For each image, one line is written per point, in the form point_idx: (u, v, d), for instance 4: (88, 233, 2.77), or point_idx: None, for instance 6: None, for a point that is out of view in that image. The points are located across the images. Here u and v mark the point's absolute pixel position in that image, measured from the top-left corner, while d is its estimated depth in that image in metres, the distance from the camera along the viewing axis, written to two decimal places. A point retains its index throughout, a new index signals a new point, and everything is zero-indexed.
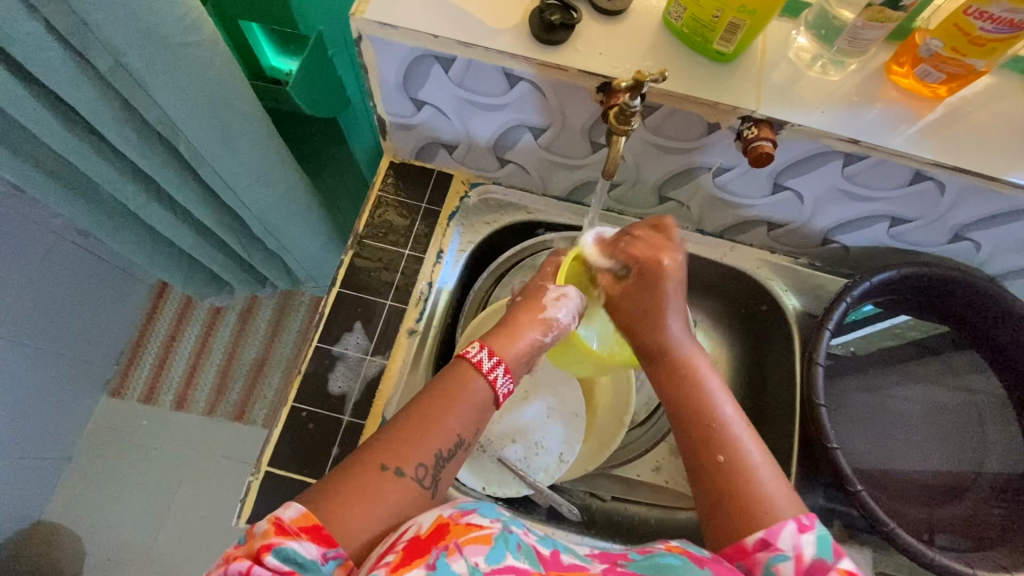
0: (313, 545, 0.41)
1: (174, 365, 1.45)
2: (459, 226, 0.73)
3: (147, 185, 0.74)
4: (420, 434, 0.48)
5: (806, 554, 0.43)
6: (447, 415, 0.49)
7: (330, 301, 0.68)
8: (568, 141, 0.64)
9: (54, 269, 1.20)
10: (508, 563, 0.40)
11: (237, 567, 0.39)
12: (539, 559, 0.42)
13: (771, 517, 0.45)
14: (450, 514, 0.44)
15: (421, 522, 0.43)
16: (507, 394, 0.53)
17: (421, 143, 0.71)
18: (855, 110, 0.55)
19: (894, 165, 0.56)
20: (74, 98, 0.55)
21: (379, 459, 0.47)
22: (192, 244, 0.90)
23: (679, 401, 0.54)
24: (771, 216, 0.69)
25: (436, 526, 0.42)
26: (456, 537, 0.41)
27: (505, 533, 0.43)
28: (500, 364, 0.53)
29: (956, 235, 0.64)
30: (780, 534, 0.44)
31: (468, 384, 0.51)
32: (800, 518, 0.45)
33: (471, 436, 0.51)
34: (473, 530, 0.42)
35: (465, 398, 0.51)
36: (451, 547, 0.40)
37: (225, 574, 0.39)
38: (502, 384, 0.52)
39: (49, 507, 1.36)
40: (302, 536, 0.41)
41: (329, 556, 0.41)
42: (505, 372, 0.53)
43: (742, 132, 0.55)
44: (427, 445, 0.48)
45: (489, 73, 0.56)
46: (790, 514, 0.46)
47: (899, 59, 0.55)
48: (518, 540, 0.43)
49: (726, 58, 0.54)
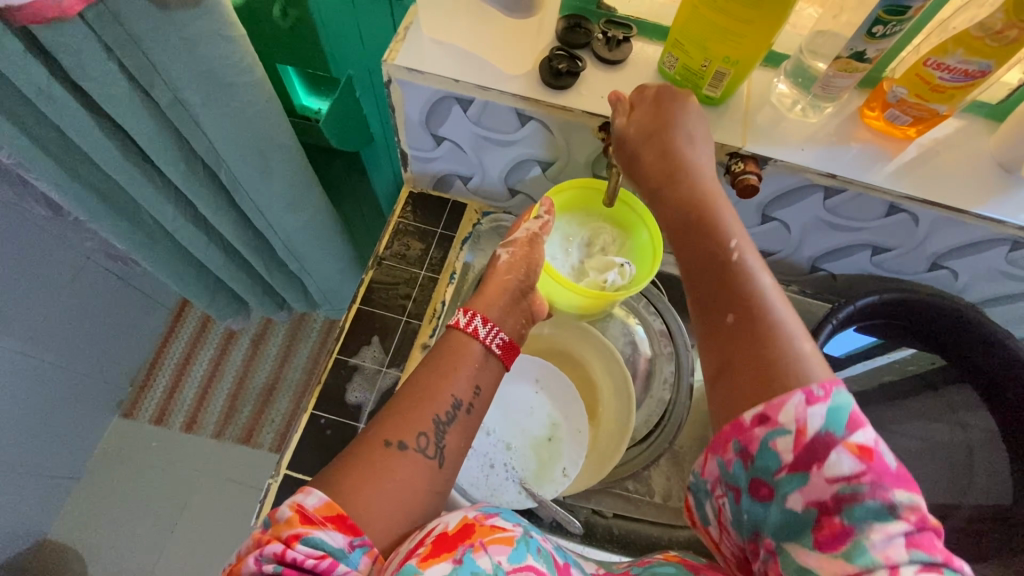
0: (340, 534, 0.44)
1: (187, 386, 1.49)
2: (470, 251, 0.79)
3: (187, 209, 0.81)
4: (418, 406, 0.53)
5: (813, 425, 0.39)
6: (444, 377, 0.55)
7: (351, 316, 0.73)
8: (573, 173, 0.70)
9: (81, 290, 1.26)
10: (528, 563, 0.44)
11: (272, 550, 0.42)
12: (555, 565, 0.46)
13: (778, 388, 0.41)
14: (473, 516, 0.47)
15: (447, 520, 0.46)
16: (499, 343, 0.58)
17: (438, 175, 0.78)
18: (834, 148, 0.61)
19: (870, 198, 0.61)
20: (134, 128, 0.62)
21: (382, 436, 0.51)
22: (219, 265, 0.95)
23: (699, 232, 0.50)
24: (761, 245, 0.74)
25: (462, 526, 0.45)
26: (480, 537, 0.44)
27: (526, 536, 0.46)
28: (477, 316, 0.59)
29: (933, 264, 0.69)
30: (784, 406, 0.40)
31: (463, 349, 0.57)
32: (812, 391, 0.40)
33: (471, 396, 0.55)
34: (496, 532, 0.45)
35: (460, 363, 0.56)
36: (476, 545, 0.44)
37: (259, 558, 0.42)
38: (485, 335, 0.58)
39: (55, 526, 1.38)
40: (328, 525, 0.44)
41: (355, 544, 0.44)
42: (484, 323, 0.59)
43: (730, 167, 0.60)
44: (425, 412, 0.52)
45: (503, 112, 0.62)
46: (799, 384, 0.41)
47: (870, 104, 0.61)
48: (537, 544, 0.46)
49: (715, 101, 0.60)
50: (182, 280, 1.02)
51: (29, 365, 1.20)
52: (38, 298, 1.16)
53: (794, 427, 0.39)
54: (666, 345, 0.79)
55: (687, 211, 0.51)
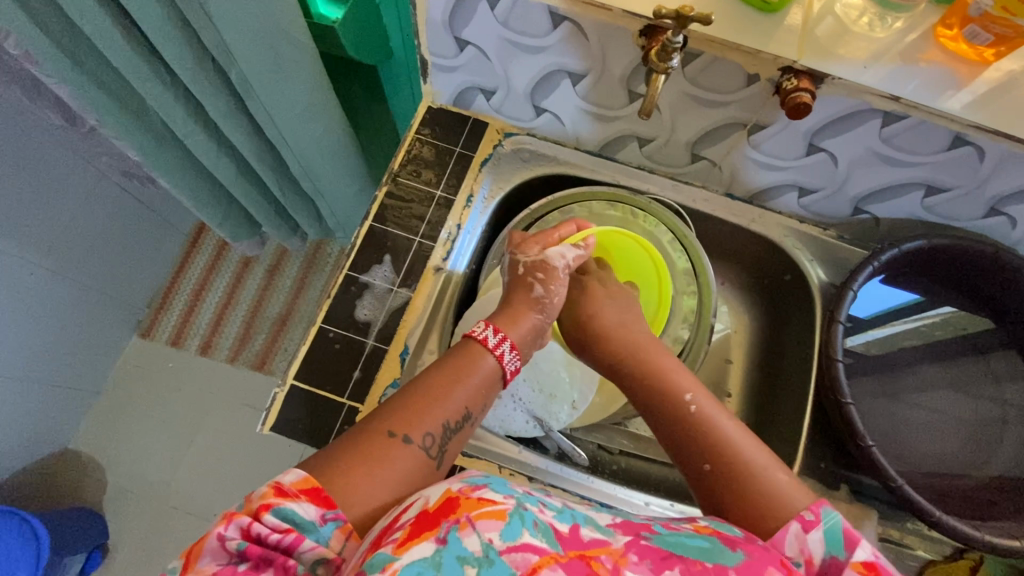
0: (313, 507, 0.40)
1: (202, 311, 1.48)
2: (490, 173, 0.75)
3: (196, 112, 0.77)
4: (429, 405, 0.48)
5: (814, 553, 0.42)
6: (459, 386, 0.50)
7: (363, 232, 0.71)
8: (606, 88, 0.64)
9: (96, 204, 1.24)
10: (523, 542, 0.35)
11: (236, 524, 0.39)
12: (557, 537, 0.37)
13: (774, 524, 0.44)
14: (459, 488, 0.39)
15: (428, 496, 0.39)
16: (514, 369, 0.54)
17: (460, 88, 0.73)
18: (901, 71, 0.54)
19: (932, 128, 0.55)
20: (138, 15, 0.58)
21: (386, 426, 0.46)
22: (231, 178, 0.93)
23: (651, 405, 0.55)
24: (803, 180, 0.69)
25: (444, 501, 0.38)
26: (467, 511, 0.37)
27: (521, 508, 0.38)
28: (507, 341, 0.54)
29: (991, 209, 0.64)
30: (785, 542, 0.43)
31: (479, 360, 0.52)
32: (804, 516, 0.44)
33: (479, 409, 0.51)
34: (486, 504, 0.37)
35: (474, 373, 0.51)
36: (463, 521, 0.36)
37: (223, 532, 0.39)
38: (507, 360, 0.53)
39: (76, 436, 1.40)
40: (302, 497, 0.40)
41: (327, 517, 0.40)
42: (511, 349, 0.54)
43: (781, 84, 0.56)
44: (436, 415, 0.48)
45: (534, 11, 0.57)
46: (791, 514, 0.44)
47: (947, 20, 0.55)
48: (535, 518, 0.38)
49: (771, 7, 0.54)
50: (194, 196, 0.99)
51: (48, 280, 1.19)
52: (52, 210, 1.14)
53: (803, 558, 0.42)
54: (690, 287, 0.72)
55: (638, 377, 0.57)
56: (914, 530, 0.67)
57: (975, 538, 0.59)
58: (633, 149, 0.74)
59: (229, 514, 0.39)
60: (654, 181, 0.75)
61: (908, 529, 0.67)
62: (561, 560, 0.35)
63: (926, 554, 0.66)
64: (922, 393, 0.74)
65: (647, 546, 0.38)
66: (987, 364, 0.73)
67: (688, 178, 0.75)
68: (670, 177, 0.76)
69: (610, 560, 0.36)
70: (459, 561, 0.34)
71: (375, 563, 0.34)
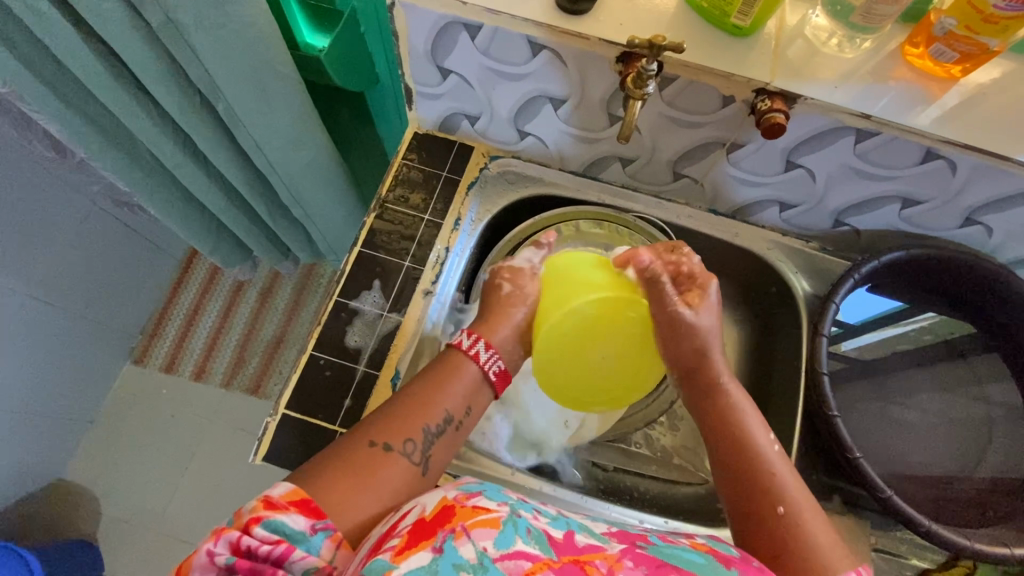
0: (302, 518, 0.43)
1: (195, 336, 1.47)
2: (477, 197, 0.76)
3: (185, 145, 0.78)
4: (411, 414, 0.52)
5: None
6: (439, 393, 0.54)
7: (352, 259, 0.72)
8: (588, 112, 0.66)
9: (88, 233, 1.24)
10: (517, 549, 0.36)
11: (226, 539, 0.41)
12: (550, 542, 0.38)
13: (808, 543, 0.48)
14: (454, 496, 0.40)
15: (425, 504, 0.41)
16: (496, 369, 0.58)
17: (445, 114, 0.74)
18: (870, 89, 0.56)
19: (905, 144, 0.57)
20: (126, 54, 0.59)
21: (370, 436, 0.51)
22: (221, 206, 0.93)
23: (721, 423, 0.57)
24: (784, 196, 0.70)
25: (440, 510, 0.39)
26: (462, 520, 0.37)
27: (514, 517, 0.39)
28: (480, 340, 0.58)
29: (967, 219, 0.65)
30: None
31: (459, 367, 0.57)
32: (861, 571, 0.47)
33: (462, 414, 0.55)
34: (481, 513, 0.38)
35: (455, 380, 0.56)
36: (458, 531, 0.37)
37: (213, 548, 0.41)
38: (485, 360, 0.58)
39: (69, 466, 1.39)
40: (291, 509, 0.43)
41: (317, 527, 0.43)
42: (487, 348, 0.58)
43: (755, 105, 0.57)
44: (418, 422, 0.52)
45: (514, 40, 0.58)
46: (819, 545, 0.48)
47: (914, 39, 0.56)
48: (527, 524, 0.38)
49: (743, 32, 0.56)
50: (184, 224, 1.00)
51: (41, 310, 1.19)
52: (44, 240, 1.14)
53: None
54: None
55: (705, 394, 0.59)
56: (908, 538, 0.67)
57: (966, 547, 0.59)
58: (616, 169, 0.75)
59: (219, 530, 0.42)
60: (638, 199, 0.77)
61: (900, 538, 0.68)
62: (554, 566, 0.35)
63: (919, 563, 0.66)
64: (909, 400, 0.74)
65: (642, 553, 0.39)
66: (971, 368, 0.74)
67: (671, 196, 0.77)
68: (653, 195, 0.77)
69: (604, 564, 0.37)
70: (455, 568, 0.34)
71: (374, 567, 0.35)
